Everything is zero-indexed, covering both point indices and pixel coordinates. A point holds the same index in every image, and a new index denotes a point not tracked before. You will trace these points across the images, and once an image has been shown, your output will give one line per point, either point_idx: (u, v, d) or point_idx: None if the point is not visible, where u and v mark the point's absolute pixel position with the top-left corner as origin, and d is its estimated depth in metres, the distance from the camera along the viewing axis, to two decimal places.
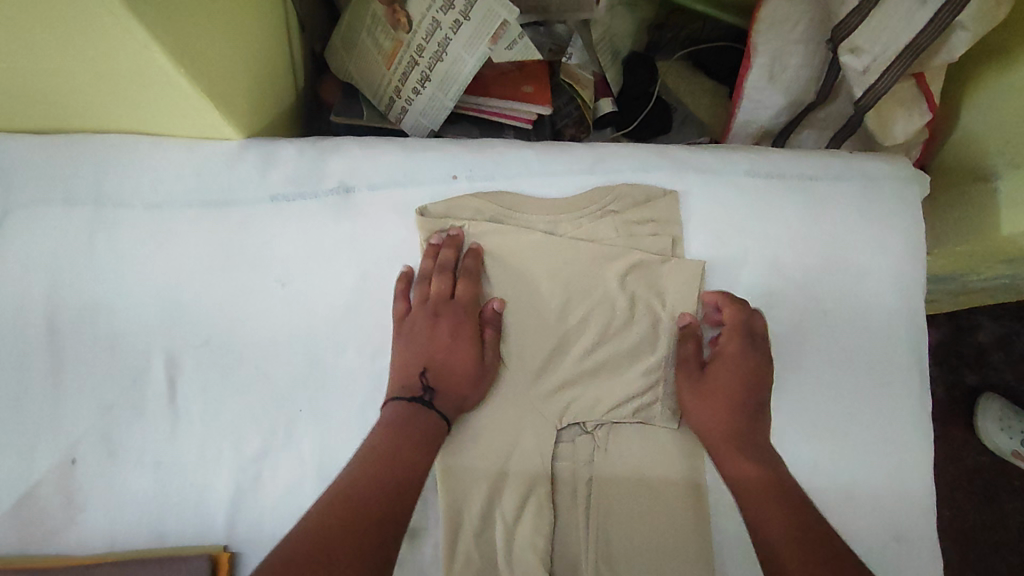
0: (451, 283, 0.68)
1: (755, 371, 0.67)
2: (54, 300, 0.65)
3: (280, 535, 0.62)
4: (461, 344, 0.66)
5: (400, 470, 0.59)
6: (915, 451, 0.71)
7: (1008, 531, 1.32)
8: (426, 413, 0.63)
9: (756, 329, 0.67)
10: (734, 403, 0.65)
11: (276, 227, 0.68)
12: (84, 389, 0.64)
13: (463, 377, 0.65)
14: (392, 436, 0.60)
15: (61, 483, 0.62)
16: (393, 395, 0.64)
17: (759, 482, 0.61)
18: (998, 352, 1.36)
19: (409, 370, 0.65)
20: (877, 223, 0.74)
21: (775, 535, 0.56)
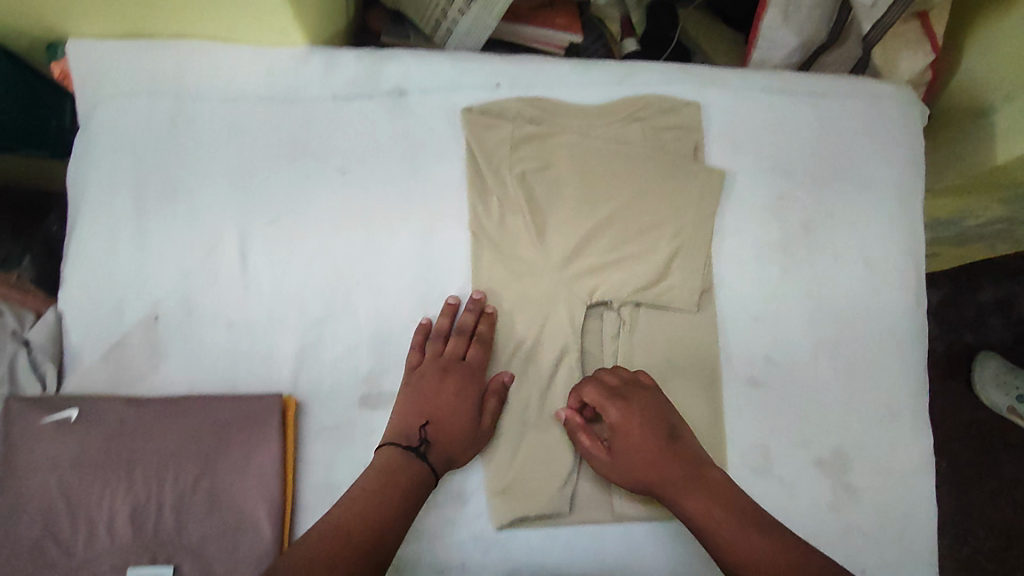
0: (466, 345, 0.71)
1: (648, 412, 0.68)
2: (139, 179, 0.73)
3: (339, 388, 0.71)
4: (464, 406, 0.68)
5: (392, 502, 0.60)
6: (911, 342, 0.77)
7: (1002, 480, 1.37)
8: (417, 462, 0.64)
9: (613, 384, 0.69)
10: (654, 455, 0.66)
11: (338, 123, 0.75)
12: (166, 257, 0.72)
13: (460, 441, 0.67)
14: (387, 479, 0.62)
15: (145, 335, 0.70)
16: (390, 441, 0.66)
17: (717, 514, 0.61)
18: (997, 315, 1.41)
19: (411, 419, 0.67)
20: (882, 137, 0.81)
21: (754, 558, 0.57)
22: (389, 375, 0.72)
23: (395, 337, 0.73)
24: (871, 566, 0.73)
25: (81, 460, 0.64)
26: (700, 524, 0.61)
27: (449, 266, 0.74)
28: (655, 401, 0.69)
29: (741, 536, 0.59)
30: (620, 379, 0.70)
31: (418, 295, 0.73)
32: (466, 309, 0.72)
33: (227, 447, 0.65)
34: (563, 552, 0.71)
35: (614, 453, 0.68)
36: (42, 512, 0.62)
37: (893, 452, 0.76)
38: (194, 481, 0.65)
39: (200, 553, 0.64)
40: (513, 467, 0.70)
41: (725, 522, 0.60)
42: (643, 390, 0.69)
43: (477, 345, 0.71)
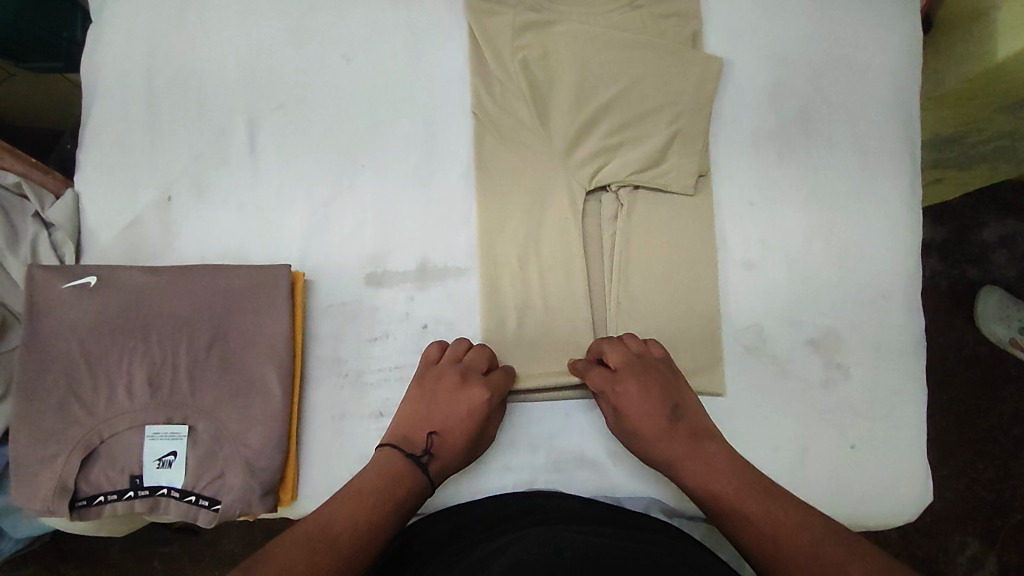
0: (487, 360, 0.68)
1: (652, 391, 0.66)
2: (151, 64, 0.75)
3: (344, 268, 0.72)
4: (474, 422, 0.65)
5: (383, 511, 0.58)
6: (904, 228, 0.77)
7: (1004, 416, 1.22)
8: (417, 472, 0.62)
9: (615, 366, 0.67)
10: (658, 435, 0.64)
11: (342, 10, 0.77)
12: (178, 139, 0.74)
13: (461, 457, 0.65)
14: (385, 486, 0.59)
15: (159, 214, 0.72)
16: (393, 444, 0.64)
17: (727, 491, 0.59)
18: (1000, 250, 1.27)
19: (418, 426, 0.65)
20: (880, 26, 0.80)
21: (767, 526, 0.55)
22: (393, 256, 0.73)
23: (399, 219, 0.74)
24: (861, 442, 0.73)
25: (101, 323, 0.65)
26: (710, 500, 0.60)
27: (452, 150, 0.76)
28: (658, 379, 0.67)
29: (752, 512, 0.57)
30: (621, 357, 0.67)
31: (421, 179, 0.75)
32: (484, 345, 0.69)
33: (240, 313, 0.67)
34: (562, 424, 0.71)
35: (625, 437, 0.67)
36: (66, 373, 0.63)
37: (886, 334, 0.76)
38: (208, 346, 0.66)
39: (215, 414, 0.65)
40: (512, 344, 0.72)
41: (734, 492, 0.59)
42: (643, 365, 0.67)
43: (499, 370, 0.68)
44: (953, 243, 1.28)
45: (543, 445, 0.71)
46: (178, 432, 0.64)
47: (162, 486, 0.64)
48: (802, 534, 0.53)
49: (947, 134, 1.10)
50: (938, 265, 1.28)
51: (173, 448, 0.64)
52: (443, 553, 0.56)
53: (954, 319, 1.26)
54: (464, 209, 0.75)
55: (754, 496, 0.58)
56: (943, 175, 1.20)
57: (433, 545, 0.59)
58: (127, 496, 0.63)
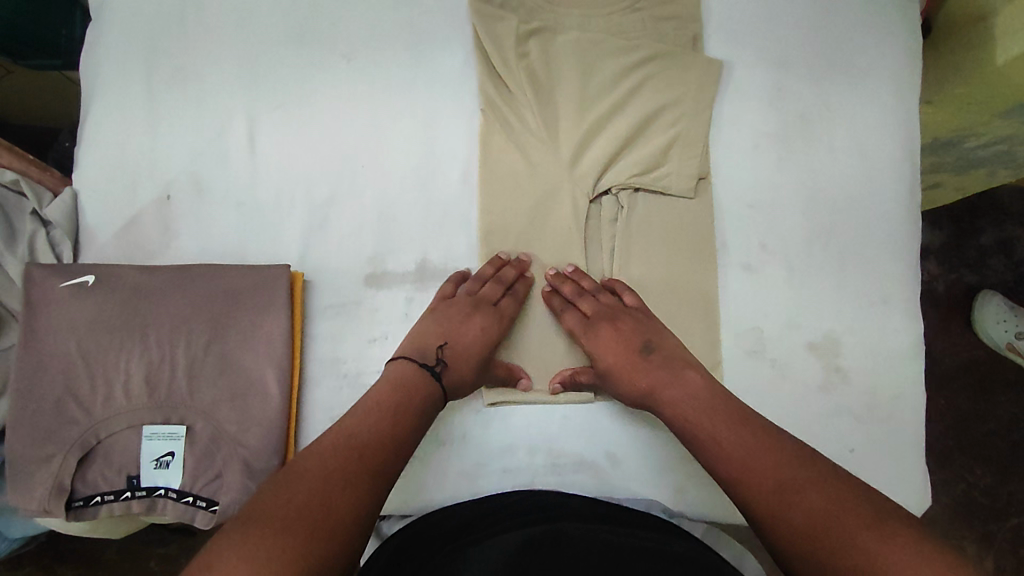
0: (500, 291, 0.70)
1: (625, 333, 0.67)
2: (151, 63, 0.75)
3: (343, 268, 0.72)
4: (487, 343, 0.67)
5: (406, 422, 0.58)
6: (904, 231, 0.77)
7: (1001, 420, 1.22)
8: (429, 380, 0.62)
9: (587, 313, 0.69)
10: (628, 367, 0.65)
11: (344, 10, 0.76)
12: (177, 138, 0.74)
13: (472, 371, 0.66)
14: (400, 394, 0.60)
15: (157, 212, 0.72)
16: (406, 355, 0.64)
17: (692, 414, 0.59)
18: (998, 255, 1.27)
19: (429, 340, 0.65)
20: (881, 29, 0.80)
21: (732, 453, 0.55)
22: (392, 257, 0.73)
23: (398, 219, 0.74)
24: (859, 446, 0.73)
25: (98, 322, 0.64)
26: (681, 428, 0.60)
27: (452, 151, 0.76)
28: (630, 317, 0.68)
29: (716, 434, 0.57)
30: (592, 305, 0.70)
31: (420, 180, 0.75)
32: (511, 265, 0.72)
33: (239, 312, 0.66)
34: (561, 427, 0.71)
35: (602, 376, 0.68)
36: (62, 373, 0.63)
37: (885, 339, 0.76)
38: (206, 347, 0.65)
39: (212, 415, 0.64)
40: (512, 347, 0.72)
41: (699, 416, 0.59)
42: (613, 310, 0.69)
43: (511, 299, 0.71)
44: (951, 247, 1.29)
45: (543, 447, 0.70)
46: (175, 432, 0.64)
47: (158, 487, 0.63)
48: (768, 472, 0.53)
49: (946, 138, 1.11)
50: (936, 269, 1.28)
51: (170, 448, 0.64)
52: (442, 549, 0.56)
53: (952, 323, 1.26)
54: (464, 209, 0.75)
55: (726, 426, 0.57)
56: (941, 179, 1.21)
57: (435, 541, 0.58)
58: (123, 496, 0.63)
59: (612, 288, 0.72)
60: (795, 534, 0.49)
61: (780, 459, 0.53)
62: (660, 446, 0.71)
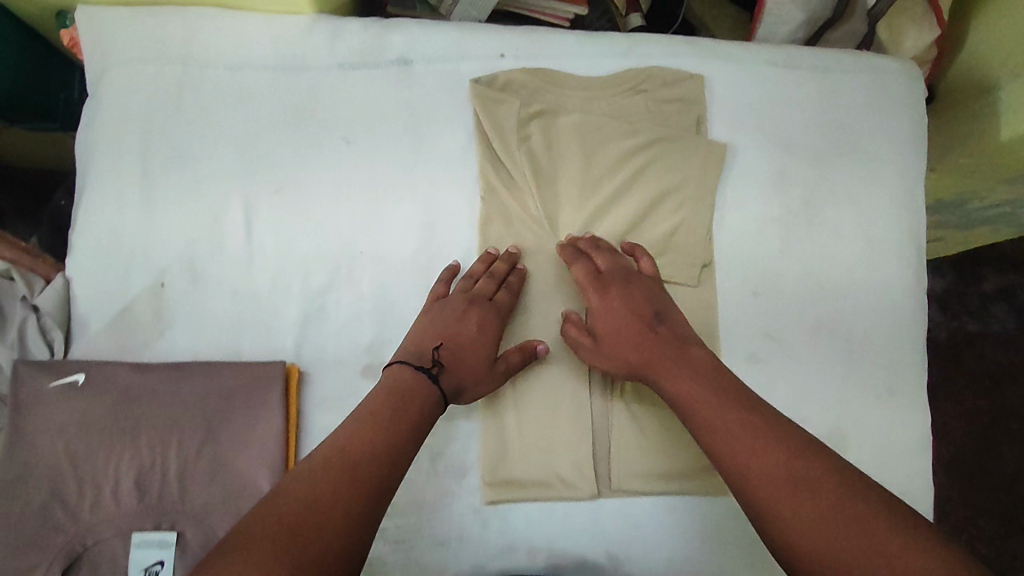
0: (494, 288, 0.70)
1: (635, 295, 0.68)
2: (146, 145, 0.73)
3: (342, 359, 0.71)
4: (484, 340, 0.67)
5: (401, 428, 0.56)
6: (906, 316, 0.78)
7: (1007, 472, 1.20)
8: (427, 381, 0.61)
9: (603, 271, 0.70)
10: (634, 333, 0.66)
11: (344, 93, 0.75)
12: (172, 223, 0.72)
13: (472, 371, 0.65)
14: (392, 399, 0.58)
15: (152, 302, 0.70)
16: (402, 359, 0.64)
17: (697, 391, 0.60)
18: (1001, 303, 1.26)
19: (425, 342, 0.65)
20: (884, 112, 0.81)
21: (737, 447, 0.54)
22: (391, 347, 0.71)
23: (398, 307, 0.73)
24: None
25: (88, 424, 0.62)
26: (683, 402, 0.60)
27: (454, 237, 0.75)
28: (642, 282, 0.70)
29: (718, 413, 0.57)
30: (609, 265, 0.70)
31: (420, 266, 0.74)
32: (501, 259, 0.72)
33: (234, 411, 0.65)
34: (563, 525, 0.69)
35: (600, 342, 0.68)
36: (49, 477, 0.61)
37: (891, 430, 0.75)
38: (199, 449, 0.63)
39: (205, 520, 0.62)
40: (516, 440, 0.70)
41: (701, 392, 0.59)
42: (629, 275, 0.70)
43: (507, 290, 0.71)
44: (951, 296, 1.28)
45: (543, 548, 0.69)
46: (165, 539, 0.61)
47: None
48: (766, 456, 0.53)
49: (948, 199, 1.10)
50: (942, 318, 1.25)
51: (160, 557, 0.61)
52: None
53: (953, 376, 1.24)
54: None
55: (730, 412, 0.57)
56: (944, 234, 1.20)
57: None
58: None
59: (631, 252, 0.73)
60: (784, 542, 0.48)
61: (781, 440, 0.53)
62: (663, 544, 0.70)
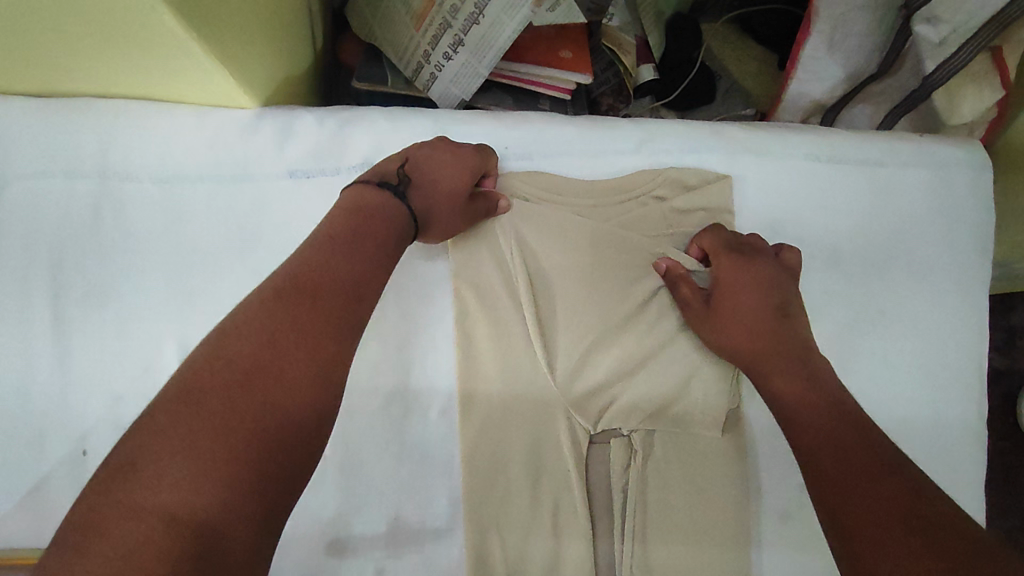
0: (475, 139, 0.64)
1: (771, 282, 0.62)
2: (57, 281, 0.60)
3: (301, 537, 0.60)
4: (459, 169, 0.60)
5: (358, 258, 0.52)
6: (966, 458, 0.66)
7: None
8: (384, 194, 0.57)
9: (745, 243, 0.64)
10: (757, 323, 0.61)
11: (298, 207, 0.63)
12: (93, 375, 0.60)
13: (441, 202, 0.59)
14: (359, 217, 0.55)
15: (71, 475, 0.59)
16: (364, 179, 0.58)
17: (806, 396, 0.56)
18: None
19: (395, 163, 0.60)
20: (947, 214, 0.68)
21: (806, 432, 0.54)
22: (359, 519, 0.60)
23: (367, 468, 0.61)
24: None
25: None
26: (780, 402, 0.57)
27: (432, 381, 0.63)
28: (779, 268, 0.63)
29: (799, 395, 0.56)
30: (752, 240, 0.64)
31: (392, 418, 0.62)
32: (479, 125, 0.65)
33: None
34: None
35: (716, 309, 0.63)
36: None
37: None
38: None
39: None
40: None
41: (793, 388, 0.57)
42: (770, 259, 0.63)
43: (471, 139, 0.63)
44: None
45: None
46: None
47: None
48: (823, 446, 0.52)
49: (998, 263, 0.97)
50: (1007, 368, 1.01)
51: None
52: None
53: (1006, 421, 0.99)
54: (445, 454, 0.62)
55: (815, 393, 0.56)
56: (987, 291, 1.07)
57: None
58: None
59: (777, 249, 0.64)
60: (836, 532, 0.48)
61: (846, 430, 0.52)
62: None
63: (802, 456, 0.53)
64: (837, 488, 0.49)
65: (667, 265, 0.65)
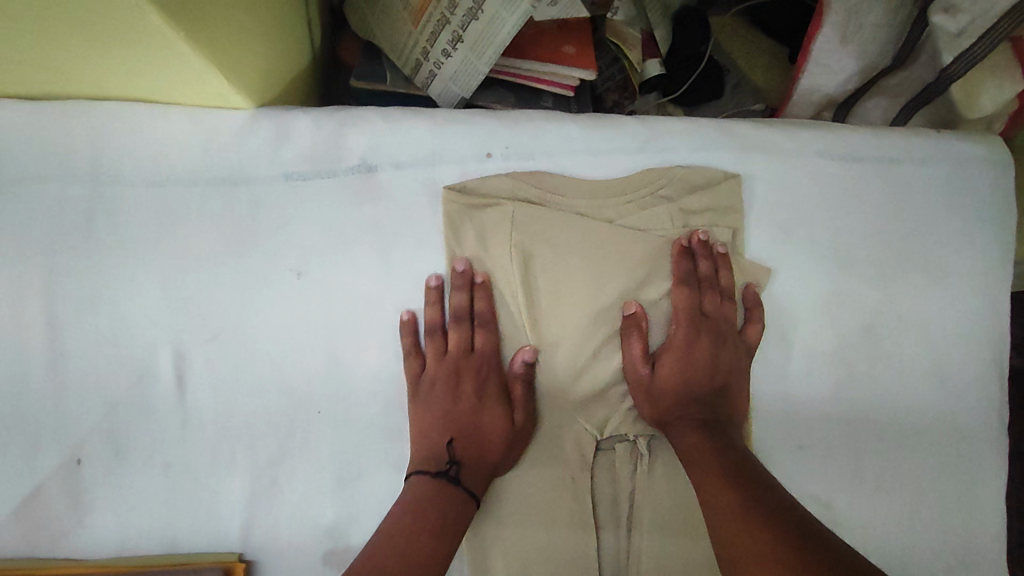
0: (470, 334, 0.63)
1: (723, 357, 0.62)
2: (50, 287, 0.59)
3: (298, 546, 0.59)
4: (489, 407, 0.61)
5: (413, 506, 0.55)
6: (985, 465, 0.64)
7: None
8: (451, 489, 0.57)
9: (705, 311, 0.64)
10: (690, 393, 0.61)
11: (294, 211, 0.61)
12: (87, 383, 0.59)
13: (494, 445, 0.60)
14: (416, 512, 0.55)
15: (66, 485, 0.58)
16: (417, 469, 0.58)
17: (710, 452, 0.56)
18: None
19: (432, 440, 0.59)
20: (967, 213, 0.65)
21: (714, 494, 0.53)
22: (358, 527, 0.59)
23: (365, 477, 0.60)
24: None
25: None
26: (688, 457, 0.57)
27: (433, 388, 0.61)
28: (735, 341, 0.63)
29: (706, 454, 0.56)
30: (713, 303, 0.64)
31: (391, 426, 0.60)
32: (454, 286, 0.62)
33: None
34: None
35: (658, 374, 0.62)
36: None
37: None
38: None
39: None
40: None
41: (701, 443, 0.57)
42: (726, 332, 0.63)
43: (484, 294, 0.63)
44: None
45: None
46: None
47: None
48: (725, 511, 0.51)
49: None
50: (1020, 366, 0.98)
51: None
52: None
53: None
54: None
55: (719, 451, 0.56)
56: None
57: None
58: None
59: (746, 298, 0.64)
60: None
61: (750, 490, 0.52)
62: None
63: (711, 519, 0.52)
64: (739, 543, 0.48)
65: (636, 308, 0.62)
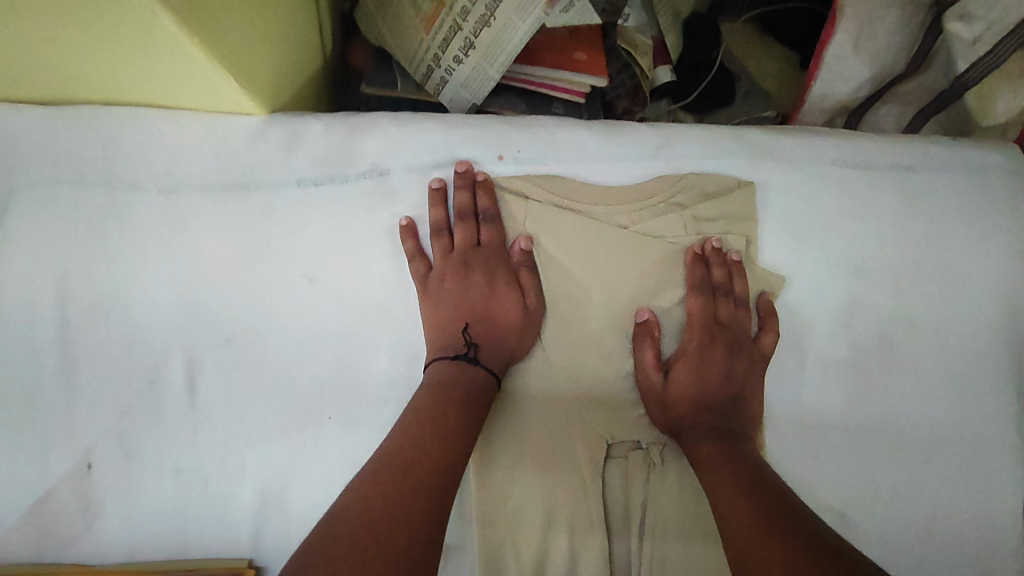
0: (475, 230, 0.64)
1: (736, 366, 0.62)
2: (64, 291, 0.59)
3: None
4: (501, 292, 0.63)
5: (430, 398, 0.56)
6: (1004, 477, 0.63)
7: None
8: (472, 367, 0.59)
9: (720, 320, 0.64)
10: (703, 400, 0.61)
11: (306, 215, 0.61)
12: (99, 387, 0.59)
13: (508, 335, 0.62)
14: (437, 394, 0.56)
15: (77, 489, 0.58)
16: (436, 358, 0.59)
17: (723, 459, 0.56)
18: None
19: (448, 331, 0.61)
20: (982, 221, 0.65)
21: (727, 502, 0.52)
22: None
23: None
24: None
25: None
26: (701, 465, 0.57)
27: None
28: (748, 351, 0.63)
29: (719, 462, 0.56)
30: (728, 312, 0.64)
31: None
32: (458, 185, 0.62)
33: None
34: None
35: (670, 380, 0.61)
36: None
37: None
38: None
39: None
40: None
41: (713, 450, 0.57)
42: (740, 342, 0.63)
43: (486, 192, 0.63)
44: None
45: None
46: None
47: None
48: (738, 519, 0.50)
49: None
50: None
51: None
52: None
53: None
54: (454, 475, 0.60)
55: (732, 459, 0.56)
56: None
57: None
58: None
59: (760, 308, 0.64)
60: None
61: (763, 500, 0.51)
62: None
63: (723, 527, 0.51)
64: (752, 551, 0.48)
65: (649, 315, 0.63)
